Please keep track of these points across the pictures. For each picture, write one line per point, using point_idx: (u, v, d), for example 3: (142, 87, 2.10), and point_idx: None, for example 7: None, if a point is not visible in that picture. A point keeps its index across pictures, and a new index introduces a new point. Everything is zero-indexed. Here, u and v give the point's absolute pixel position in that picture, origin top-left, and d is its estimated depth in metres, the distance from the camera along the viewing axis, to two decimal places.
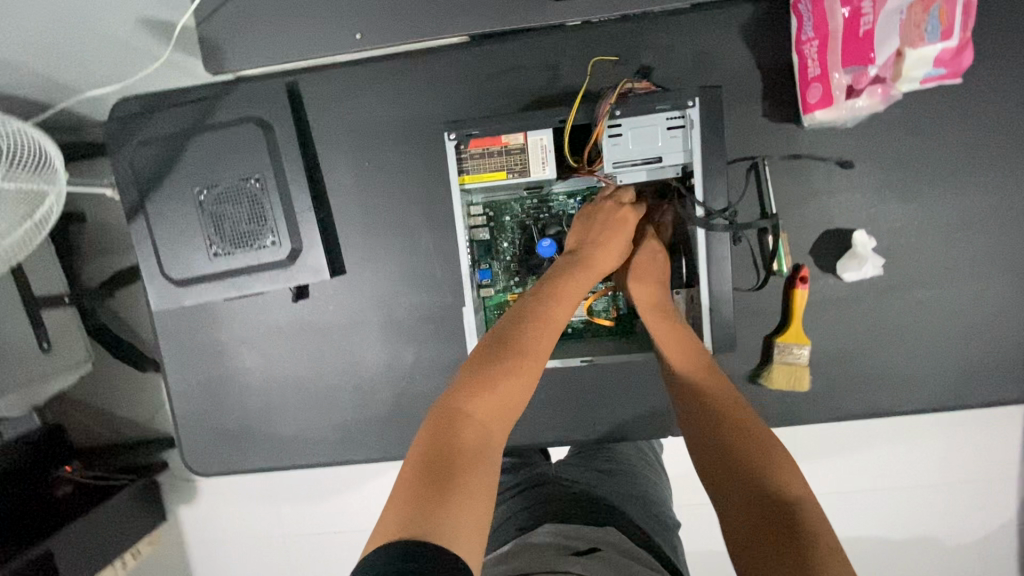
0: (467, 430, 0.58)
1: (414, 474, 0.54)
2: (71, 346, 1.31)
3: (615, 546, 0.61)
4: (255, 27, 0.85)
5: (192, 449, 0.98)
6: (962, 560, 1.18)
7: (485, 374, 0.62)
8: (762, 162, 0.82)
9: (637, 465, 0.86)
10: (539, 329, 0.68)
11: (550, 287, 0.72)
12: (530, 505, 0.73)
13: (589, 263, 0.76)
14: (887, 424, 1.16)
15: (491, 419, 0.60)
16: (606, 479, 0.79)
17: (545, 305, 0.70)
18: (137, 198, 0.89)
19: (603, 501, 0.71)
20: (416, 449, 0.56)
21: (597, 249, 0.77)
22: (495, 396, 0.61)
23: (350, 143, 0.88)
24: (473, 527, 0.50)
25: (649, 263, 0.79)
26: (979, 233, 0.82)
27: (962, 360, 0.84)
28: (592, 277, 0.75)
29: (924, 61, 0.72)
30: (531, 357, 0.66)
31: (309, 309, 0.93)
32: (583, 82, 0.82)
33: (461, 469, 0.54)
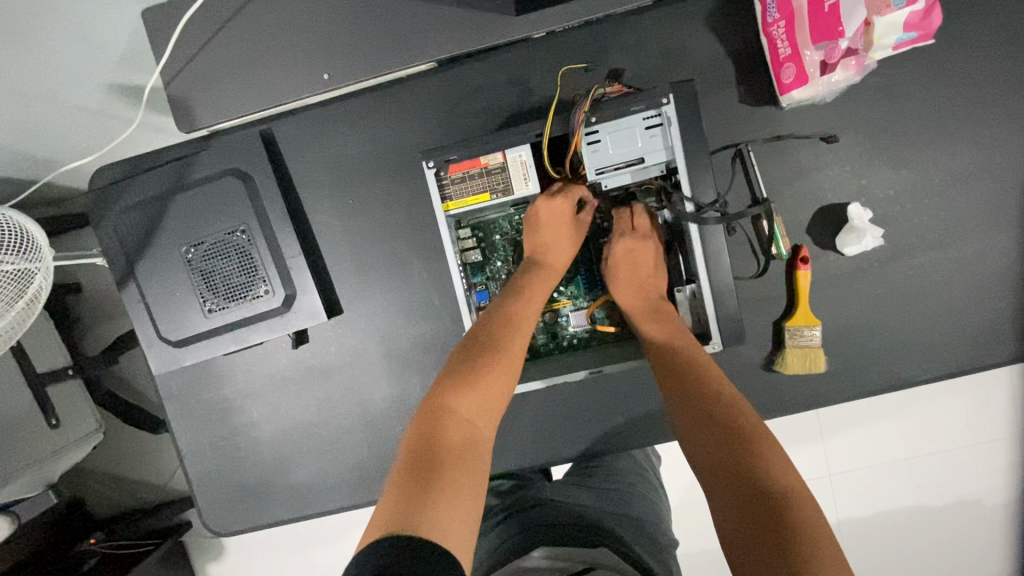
0: (452, 428, 0.62)
1: (405, 472, 0.58)
2: (80, 419, 1.31)
3: (608, 564, 0.60)
4: (221, 80, 0.85)
5: (209, 509, 0.96)
6: (1003, 522, 1.15)
7: (466, 376, 0.66)
8: (745, 148, 0.81)
9: (633, 481, 0.84)
10: (512, 335, 0.71)
11: (518, 289, 0.75)
12: (521, 530, 0.71)
13: (550, 267, 0.78)
14: (910, 393, 1.14)
15: (476, 417, 0.64)
16: (601, 498, 0.77)
17: (516, 305, 0.73)
18: (125, 265, 0.88)
19: (597, 524, 0.69)
20: (405, 452, 0.60)
21: (555, 250, 0.79)
22: (477, 397, 0.64)
23: (330, 182, 0.88)
24: (462, 522, 0.54)
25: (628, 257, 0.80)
26: (973, 190, 0.81)
27: (976, 319, 0.82)
28: (556, 277, 0.77)
29: (895, 26, 0.71)
30: (506, 353, 0.69)
31: (311, 354, 0.92)
32: (556, 92, 0.81)
33: (450, 469, 0.58)
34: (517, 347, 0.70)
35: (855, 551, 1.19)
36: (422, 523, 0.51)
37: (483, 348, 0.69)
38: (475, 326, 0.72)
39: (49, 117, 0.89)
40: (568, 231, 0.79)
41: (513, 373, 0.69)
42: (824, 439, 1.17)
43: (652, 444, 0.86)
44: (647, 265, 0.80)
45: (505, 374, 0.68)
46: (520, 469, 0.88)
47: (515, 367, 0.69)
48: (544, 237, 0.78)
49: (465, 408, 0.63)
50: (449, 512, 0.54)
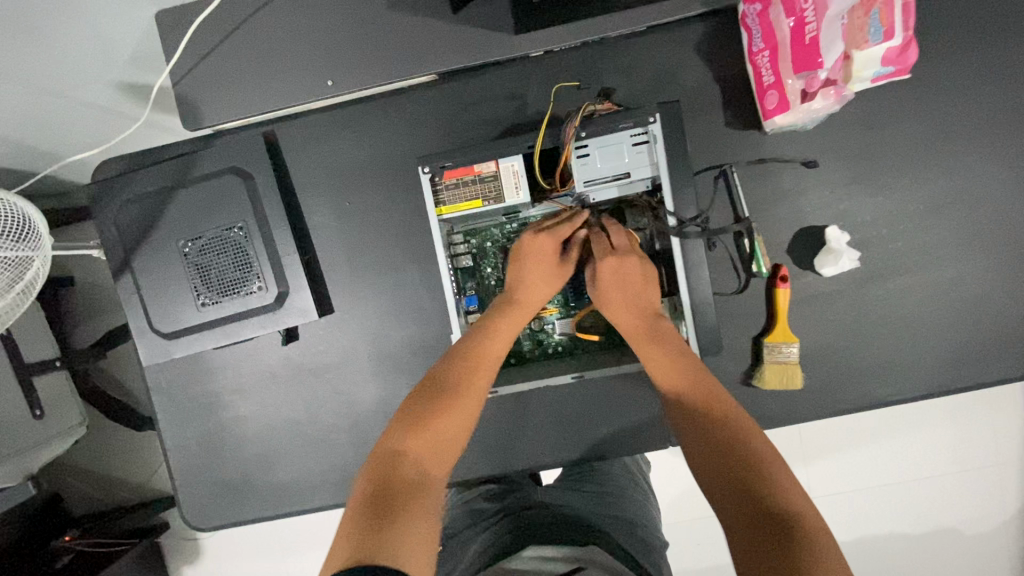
0: (409, 464, 0.62)
1: (366, 503, 0.58)
2: (65, 412, 1.36)
3: (598, 563, 0.62)
4: (228, 82, 0.88)
5: (188, 504, 0.96)
6: (982, 544, 1.17)
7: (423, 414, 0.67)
8: (729, 169, 0.84)
9: (623, 485, 0.86)
10: (476, 375, 0.73)
11: (484, 328, 0.77)
12: (507, 530, 0.73)
13: (519, 304, 0.80)
14: (889, 414, 1.16)
15: (432, 455, 0.65)
16: (592, 502, 0.79)
17: (477, 346, 0.76)
18: (122, 256, 0.89)
19: (589, 524, 0.71)
20: (361, 488, 0.60)
21: (528, 287, 0.80)
22: (433, 435, 0.66)
23: (327, 185, 0.90)
24: (421, 552, 0.54)
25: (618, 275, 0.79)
26: (946, 218, 0.84)
27: (948, 343, 0.85)
28: (524, 316, 0.79)
29: (873, 60, 0.74)
30: (462, 395, 0.71)
31: (300, 351, 0.93)
32: (549, 108, 0.84)
33: (412, 499, 0.59)
34: (477, 389, 0.73)
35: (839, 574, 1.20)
36: (381, 552, 0.51)
37: (443, 389, 0.71)
38: (438, 368, 0.74)
39: (58, 110, 0.92)
40: (545, 267, 0.81)
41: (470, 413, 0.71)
42: (807, 463, 1.19)
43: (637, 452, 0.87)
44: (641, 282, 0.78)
45: (462, 414, 0.70)
46: (504, 474, 0.90)
47: (472, 408, 0.71)
48: (517, 274, 0.80)
49: (420, 446, 0.65)
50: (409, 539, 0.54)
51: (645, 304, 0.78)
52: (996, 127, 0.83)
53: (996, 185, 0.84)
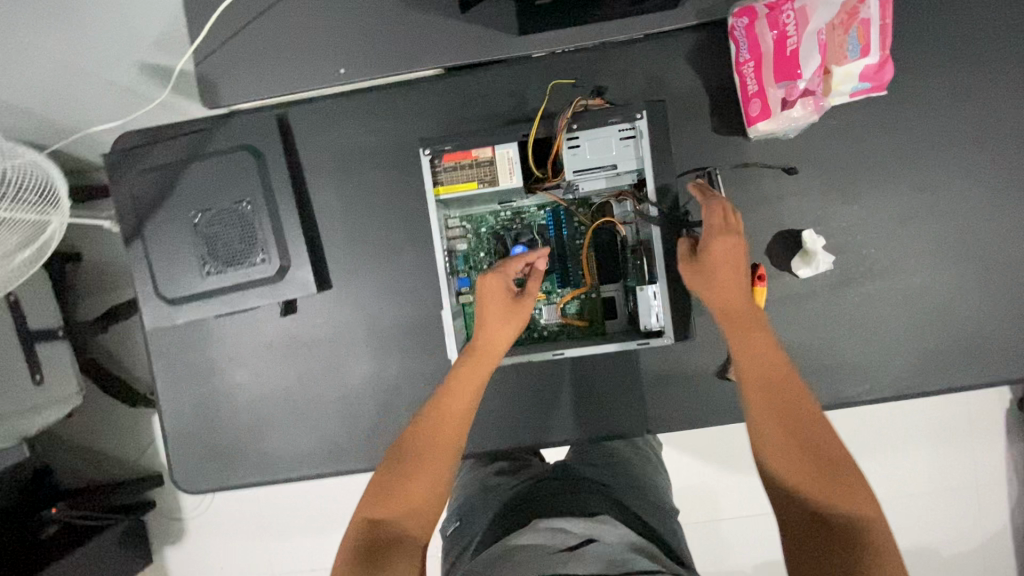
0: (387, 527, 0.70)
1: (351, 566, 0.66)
2: (62, 381, 1.39)
3: (606, 536, 0.69)
4: (247, 65, 0.93)
5: (180, 468, 0.99)
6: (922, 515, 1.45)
7: (396, 478, 0.73)
8: (714, 171, 0.89)
9: (631, 461, 0.95)
10: (443, 427, 0.76)
11: (449, 381, 0.79)
12: (522, 505, 0.80)
13: (481, 349, 0.80)
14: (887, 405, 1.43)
15: (406, 517, 0.71)
16: (602, 478, 0.87)
17: (440, 401, 0.78)
18: (135, 222, 0.94)
19: (597, 496, 0.79)
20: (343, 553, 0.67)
21: (491, 331, 0.81)
22: (401, 498, 0.71)
23: (334, 167, 0.95)
24: None
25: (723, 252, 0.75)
26: (916, 230, 0.90)
27: (913, 348, 0.90)
28: (491, 359, 0.80)
29: (850, 76, 0.82)
30: (430, 454, 0.74)
31: (297, 324, 0.97)
32: (544, 103, 0.90)
33: (384, 564, 0.66)
34: (447, 441, 0.75)
35: None
36: None
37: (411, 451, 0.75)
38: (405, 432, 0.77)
39: (82, 84, 0.97)
40: (506, 312, 0.81)
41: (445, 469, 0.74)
42: None
43: (633, 435, 0.92)
44: (743, 260, 0.76)
45: (436, 470, 0.73)
46: (487, 451, 0.94)
47: (447, 463, 0.74)
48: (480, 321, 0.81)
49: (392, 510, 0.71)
50: None
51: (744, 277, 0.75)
52: (967, 145, 0.88)
53: (965, 202, 0.89)
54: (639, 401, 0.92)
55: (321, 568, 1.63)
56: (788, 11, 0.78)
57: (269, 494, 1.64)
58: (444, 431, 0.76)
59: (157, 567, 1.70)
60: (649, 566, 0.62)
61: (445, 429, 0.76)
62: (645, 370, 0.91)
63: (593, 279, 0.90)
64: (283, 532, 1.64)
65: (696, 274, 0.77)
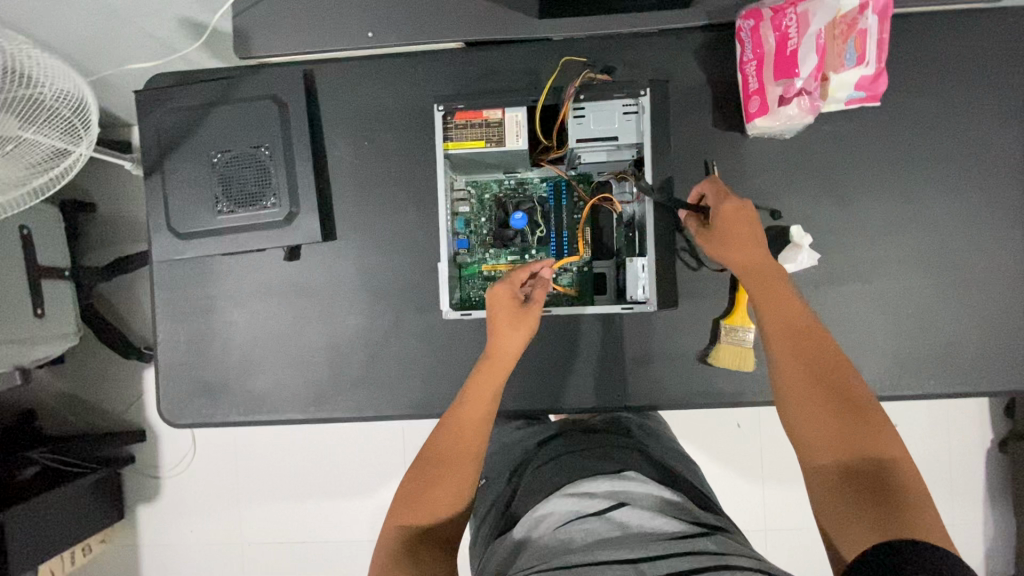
0: (425, 512, 0.72)
1: (394, 550, 0.69)
2: (62, 319, 1.43)
3: (634, 499, 0.73)
4: (281, 22, 0.99)
5: (167, 400, 1.01)
6: None
7: (428, 478, 0.74)
8: (713, 163, 0.93)
9: (648, 429, 1.02)
10: (467, 425, 0.79)
11: (466, 387, 0.83)
12: (546, 465, 0.87)
13: (495, 357, 0.84)
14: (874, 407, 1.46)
15: (440, 509, 0.73)
16: (628, 441, 0.93)
17: (457, 407, 0.81)
18: (157, 157, 0.99)
19: (621, 458, 0.85)
20: (384, 549, 0.70)
21: (503, 344, 0.84)
22: (431, 496, 0.73)
23: (352, 124, 0.99)
24: None
25: (737, 222, 0.81)
26: (899, 238, 0.94)
27: (889, 350, 0.94)
28: (506, 366, 0.84)
29: (845, 85, 0.87)
30: (458, 450, 0.77)
31: (298, 271, 1.00)
32: (554, 75, 0.95)
33: (427, 554, 0.69)
34: (472, 437, 0.78)
35: (804, 537, 1.43)
36: None
37: (438, 449, 0.77)
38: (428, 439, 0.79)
39: (124, 25, 1.03)
40: (515, 322, 0.84)
41: (468, 460, 0.76)
42: (762, 438, 1.44)
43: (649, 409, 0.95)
44: (756, 225, 0.81)
45: (464, 462, 0.76)
46: None
47: (474, 451, 0.78)
48: (495, 331, 0.84)
49: (425, 509, 0.72)
50: None
51: (762, 241, 0.81)
52: (953, 162, 0.93)
53: (948, 216, 0.93)
54: (621, 377, 0.94)
55: (291, 538, 1.63)
56: (790, 15, 0.83)
57: (248, 460, 1.65)
58: (464, 431, 0.78)
59: (126, 524, 1.69)
60: (683, 528, 0.67)
61: (467, 430, 0.78)
62: (628, 349, 0.94)
63: (586, 251, 0.94)
64: (256, 499, 1.64)
65: (718, 240, 0.82)
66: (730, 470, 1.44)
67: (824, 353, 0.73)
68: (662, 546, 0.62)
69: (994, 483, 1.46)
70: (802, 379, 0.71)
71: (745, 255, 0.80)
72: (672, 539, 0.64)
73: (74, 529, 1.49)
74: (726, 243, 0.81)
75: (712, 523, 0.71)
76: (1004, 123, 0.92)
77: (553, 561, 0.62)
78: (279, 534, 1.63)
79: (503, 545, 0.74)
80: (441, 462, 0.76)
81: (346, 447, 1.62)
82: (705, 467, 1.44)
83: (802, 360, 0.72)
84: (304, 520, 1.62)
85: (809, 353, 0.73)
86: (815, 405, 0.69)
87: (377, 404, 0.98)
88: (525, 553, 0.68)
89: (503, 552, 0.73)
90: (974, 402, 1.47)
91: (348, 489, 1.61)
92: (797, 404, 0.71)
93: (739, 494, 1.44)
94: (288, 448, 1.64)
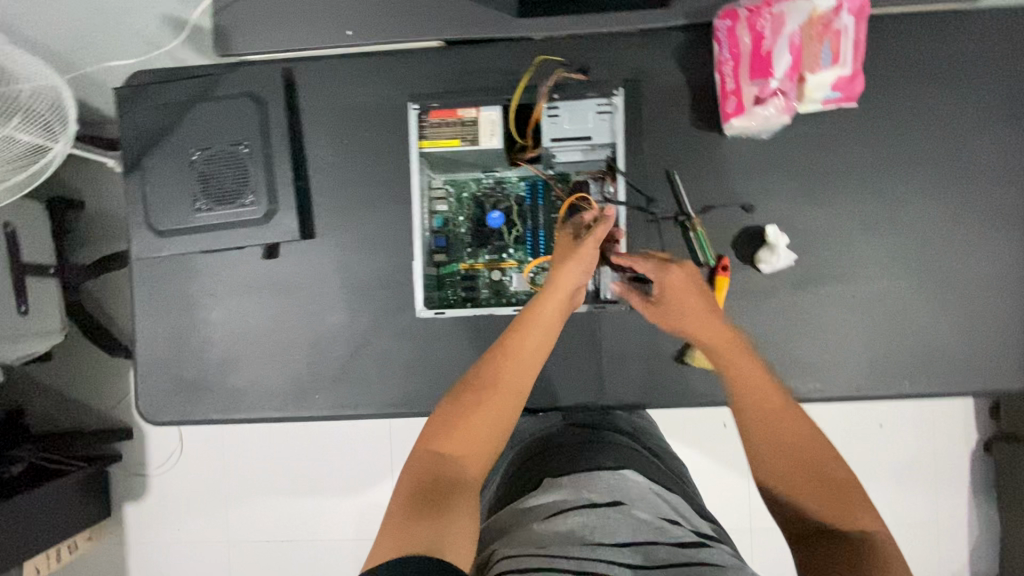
0: (455, 448, 0.71)
1: (413, 490, 0.66)
2: (46, 316, 1.43)
3: (631, 493, 0.73)
4: (261, 20, 0.99)
5: (147, 398, 1.01)
6: None
7: (459, 414, 0.73)
8: (673, 173, 0.93)
9: (640, 426, 1.02)
10: (507, 364, 0.77)
11: (519, 322, 0.81)
12: (539, 461, 0.86)
13: (554, 288, 0.82)
14: (859, 408, 1.46)
15: (467, 453, 0.71)
16: (623, 437, 0.92)
17: (505, 341, 0.80)
18: (136, 155, 0.99)
19: (617, 454, 0.84)
20: (405, 483, 0.67)
21: (562, 282, 0.82)
22: (463, 432, 0.71)
23: (332, 122, 1.00)
24: (465, 539, 0.61)
25: (683, 293, 0.84)
26: (877, 238, 0.94)
27: (867, 351, 0.94)
28: (558, 300, 0.82)
29: (822, 85, 0.86)
30: (497, 390, 0.75)
31: (278, 268, 1.00)
32: (528, 72, 0.94)
33: (447, 499, 0.65)
34: (509, 382, 0.76)
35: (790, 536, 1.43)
36: (409, 540, 0.59)
37: (476, 386, 0.75)
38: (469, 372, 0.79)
39: (105, 24, 1.03)
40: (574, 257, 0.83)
41: (503, 404, 0.75)
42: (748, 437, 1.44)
43: (629, 409, 0.95)
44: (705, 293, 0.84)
45: (499, 405, 0.74)
46: None
47: (515, 394, 0.76)
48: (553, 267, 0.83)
49: (455, 445, 0.71)
50: (451, 530, 0.61)
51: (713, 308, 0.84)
52: (929, 162, 0.93)
53: (925, 218, 0.94)
54: (597, 378, 0.94)
55: (279, 536, 1.63)
56: (766, 16, 0.84)
57: (235, 458, 1.65)
58: (508, 369, 0.77)
59: (114, 521, 1.69)
60: (683, 534, 0.66)
61: (510, 368, 0.77)
62: (605, 348, 0.95)
63: None
64: (243, 497, 1.64)
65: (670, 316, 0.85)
66: (716, 469, 1.44)
67: (789, 425, 0.73)
68: (664, 556, 0.61)
69: (979, 485, 1.46)
70: (774, 462, 0.72)
71: (699, 326, 0.82)
72: (671, 546, 0.63)
73: (61, 528, 1.49)
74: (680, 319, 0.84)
75: (711, 534, 0.70)
76: (981, 125, 0.93)
77: (551, 549, 0.62)
78: (267, 532, 1.63)
79: (494, 527, 0.74)
80: (476, 397, 0.74)
81: (334, 443, 1.62)
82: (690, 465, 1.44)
83: (776, 445, 0.72)
84: (291, 518, 1.62)
85: (780, 425, 0.73)
86: (795, 486, 0.70)
87: (355, 402, 0.98)
88: (517, 532, 0.68)
89: (495, 531, 0.73)
90: (961, 401, 1.47)
91: (337, 486, 1.61)
92: (776, 483, 0.71)
93: (724, 492, 1.44)
94: (276, 444, 1.64)
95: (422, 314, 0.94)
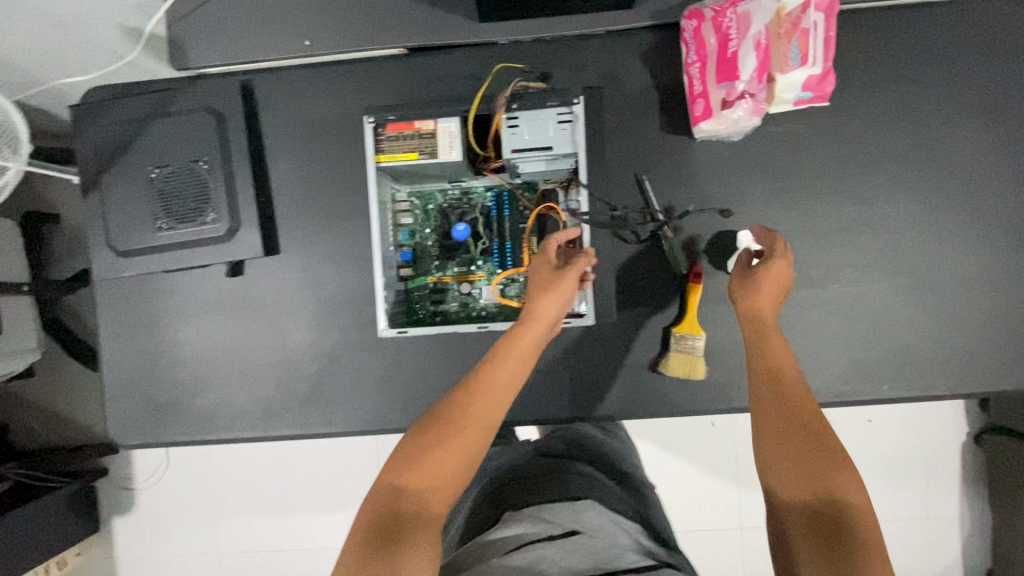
0: (420, 481, 0.68)
1: (371, 527, 0.64)
2: (23, 333, 1.41)
3: (588, 524, 0.72)
4: (218, 31, 0.97)
5: (116, 421, 1.00)
6: None
7: (426, 446, 0.70)
8: (644, 177, 0.91)
9: (607, 449, 1.01)
10: (480, 396, 0.75)
11: (495, 353, 0.79)
12: (501, 495, 0.85)
13: (530, 317, 0.81)
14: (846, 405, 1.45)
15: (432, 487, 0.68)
16: (587, 467, 0.91)
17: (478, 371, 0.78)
18: (94, 174, 0.96)
19: (580, 485, 0.83)
20: (363, 518, 0.65)
21: (539, 315, 0.81)
22: (430, 465, 0.69)
23: (294, 135, 0.97)
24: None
25: (777, 274, 0.81)
26: (852, 240, 0.92)
27: (844, 355, 0.92)
28: (534, 331, 0.80)
29: (792, 85, 0.84)
30: (468, 423, 0.73)
31: (244, 286, 0.98)
32: (486, 83, 0.92)
33: (406, 537, 0.63)
34: (481, 415, 0.74)
35: None
36: None
37: (447, 419, 0.73)
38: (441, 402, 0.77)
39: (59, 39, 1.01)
40: (552, 287, 0.81)
41: (474, 438, 0.72)
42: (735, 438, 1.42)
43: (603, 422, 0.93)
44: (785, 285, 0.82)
45: (469, 439, 0.72)
46: None
47: (487, 426, 0.74)
48: (530, 296, 0.82)
49: (420, 479, 0.68)
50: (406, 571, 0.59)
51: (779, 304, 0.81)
52: (904, 161, 0.91)
53: (901, 217, 0.91)
54: (570, 390, 0.93)
55: (267, 547, 1.62)
56: (731, 16, 0.82)
57: (220, 470, 1.64)
58: (481, 400, 0.75)
59: (102, 536, 1.68)
60: (641, 564, 0.65)
61: (484, 400, 0.75)
62: (577, 360, 0.93)
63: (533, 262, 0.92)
64: (230, 509, 1.63)
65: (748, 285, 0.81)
66: (703, 471, 1.43)
67: (802, 399, 0.69)
68: None
69: (969, 479, 1.45)
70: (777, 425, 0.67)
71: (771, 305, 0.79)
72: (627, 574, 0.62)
73: (47, 546, 1.48)
74: (758, 289, 0.80)
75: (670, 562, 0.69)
76: (957, 121, 0.90)
77: None
78: (254, 544, 1.62)
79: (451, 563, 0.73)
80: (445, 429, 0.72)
81: (320, 454, 1.60)
82: (677, 468, 1.43)
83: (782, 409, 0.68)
84: (279, 528, 1.61)
85: (792, 394, 0.69)
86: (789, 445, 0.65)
87: (326, 421, 0.97)
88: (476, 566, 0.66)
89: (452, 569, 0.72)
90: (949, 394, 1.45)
91: (324, 496, 1.60)
92: (769, 440, 0.67)
93: (712, 494, 1.43)
94: (262, 455, 1.63)
95: (388, 331, 0.92)
